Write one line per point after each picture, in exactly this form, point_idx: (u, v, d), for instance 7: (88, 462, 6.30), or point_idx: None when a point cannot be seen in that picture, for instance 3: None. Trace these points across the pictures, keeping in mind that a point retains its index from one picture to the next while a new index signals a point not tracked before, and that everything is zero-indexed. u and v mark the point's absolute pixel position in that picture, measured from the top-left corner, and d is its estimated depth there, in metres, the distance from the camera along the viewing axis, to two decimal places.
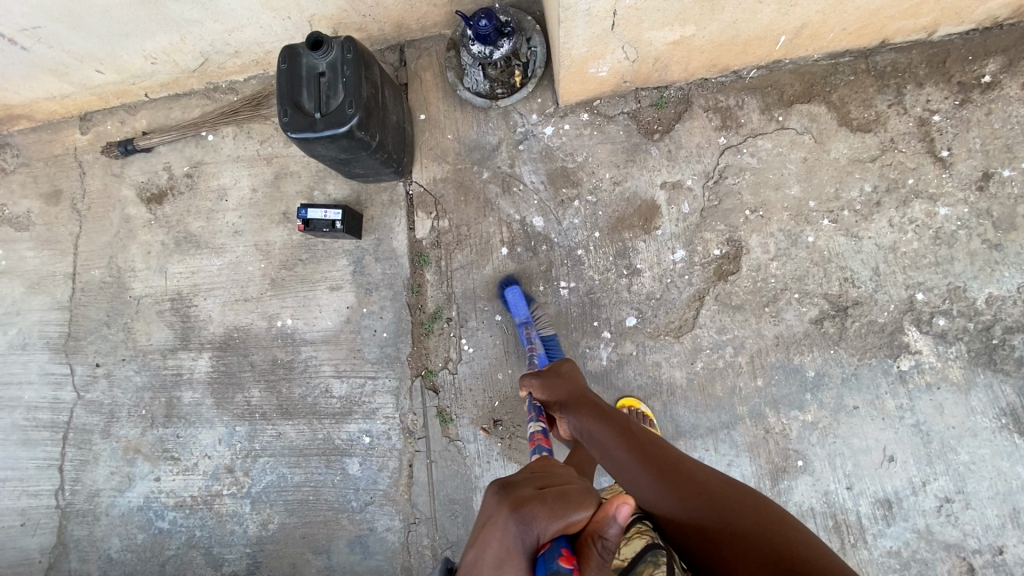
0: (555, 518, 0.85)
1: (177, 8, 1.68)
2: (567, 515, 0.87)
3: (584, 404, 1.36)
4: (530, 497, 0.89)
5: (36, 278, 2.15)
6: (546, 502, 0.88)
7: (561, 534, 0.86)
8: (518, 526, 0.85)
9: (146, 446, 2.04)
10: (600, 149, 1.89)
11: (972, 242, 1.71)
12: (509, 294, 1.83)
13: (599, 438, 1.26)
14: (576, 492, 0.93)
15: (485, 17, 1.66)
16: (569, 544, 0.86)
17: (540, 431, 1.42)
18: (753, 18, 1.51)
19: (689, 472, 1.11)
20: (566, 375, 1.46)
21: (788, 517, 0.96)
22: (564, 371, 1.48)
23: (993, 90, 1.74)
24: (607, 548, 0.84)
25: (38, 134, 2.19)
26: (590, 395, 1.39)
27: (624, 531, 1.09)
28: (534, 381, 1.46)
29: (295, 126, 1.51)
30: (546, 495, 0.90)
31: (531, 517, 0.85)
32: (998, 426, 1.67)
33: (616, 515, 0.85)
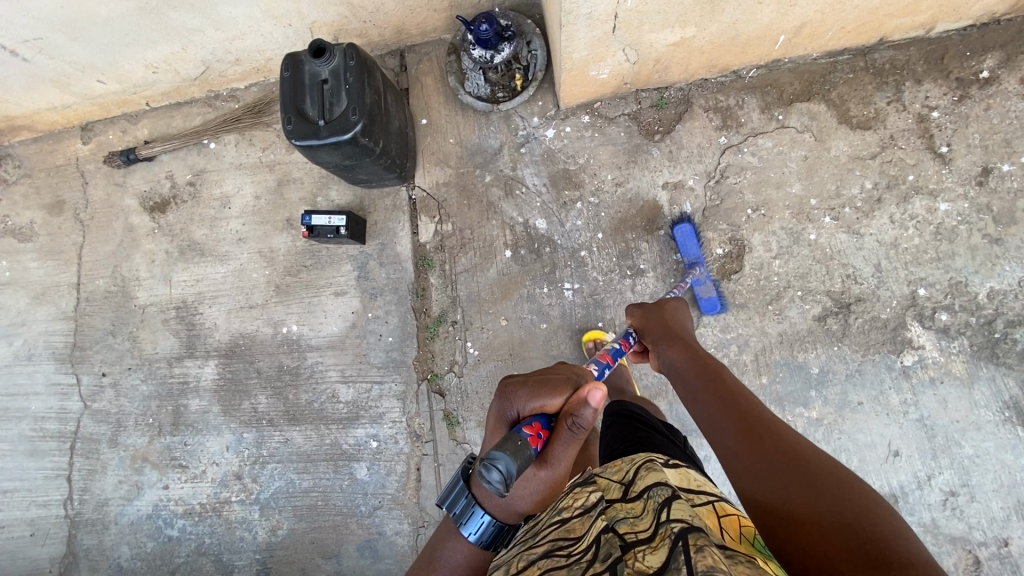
0: (530, 398, 1.03)
1: (179, 17, 1.69)
2: (543, 397, 1.03)
3: (681, 344, 1.34)
4: (517, 380, 1.10)
5: (41, 289, 2.16)
6: (526, 385, 1.06)
7: (538, 412, 1.02)
8: (503, 401, 1.08)
9: (154, 455, 2.04)
10: (602, 151, 1.90)
11: (973, 237, 1.73)
12: (679, 232, 1.78)
13: (689, 382, 1.23)
14: (559, 381, 1.08)
15: (486, 22, 1.67)
16: (545, 419, 1.01)
17: (609, 350, 1.44)
18: (752, 19, 1.52)
19: (776, 433, 1.01)
20: (666, 309, 1.47)
21: (883, 505, 0.82)
22: (667, 307, 1.47)
23: (991, 86, 1.75)
24: (576, 423, 0.97)
25: (40, 145, 2.19)
26: (689, 337, 1.37)
27: (649, 536, 0.78)
28: (636, 309, 1.51)
29: (299, 133, 1.52)
30: (530, 379, 1.09)
31: (512, 395, 1.06)
32: (1001, 419, 1.68)
33: (587, 398, 0.98)
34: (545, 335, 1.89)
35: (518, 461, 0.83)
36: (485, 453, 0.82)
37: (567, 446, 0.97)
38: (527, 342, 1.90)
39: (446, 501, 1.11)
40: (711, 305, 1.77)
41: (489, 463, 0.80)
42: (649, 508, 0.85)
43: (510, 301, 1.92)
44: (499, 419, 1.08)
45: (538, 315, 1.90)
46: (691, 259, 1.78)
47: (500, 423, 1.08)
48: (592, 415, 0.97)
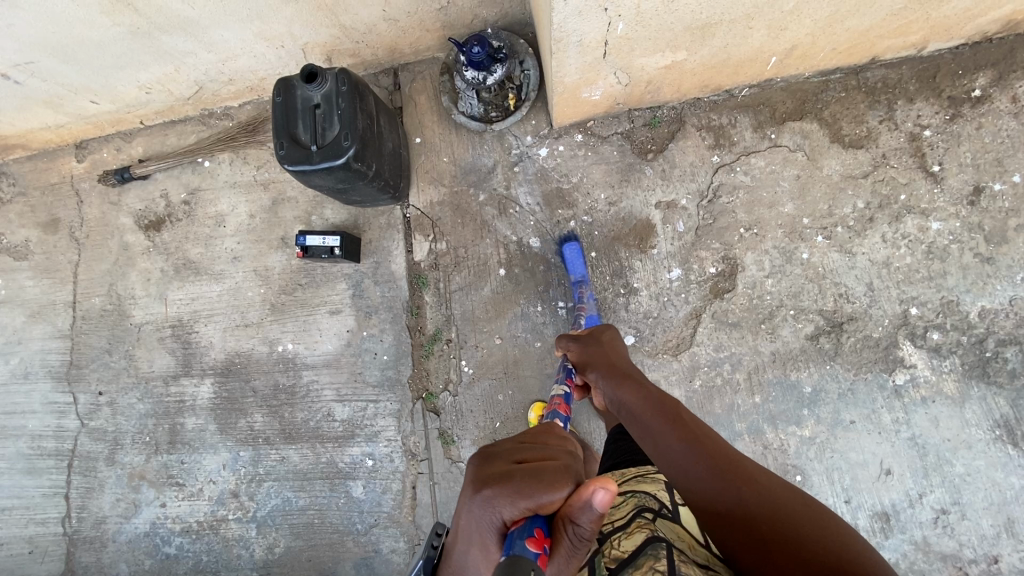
0: (519, 501, 0.80)
1: (170, 40, 1.68)
2: (537, 498, 0.80)
3: (631, 382, 1.30)
4: (500, 475, 0.84)
5: (37, 307, 2.16)
6: (512, 482, 0.82)
7: (532, 514, 0.81)
8: (483, 506, 0.82)
9: (151, 473, 2.05)
10: (595, 170, 1.90)
11: (964, 256, 1.73)
12: (567, 251, 1.84)
13: (644, 420, 1.17)
14: (551, 470, 0.85)
15: (478, 45, 1.66)
16: (542, 524, 0.81)
17: (561, 396, 1.45)
18: (743, 42, 1.52)
19: (742, 472, 0.98)
20: (605, 343, 1.48)
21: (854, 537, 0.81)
22: (605, 340, 1.49)
23: (984, 104, 1.75)
24: (579, 533, 0.79)
25: (34, 163, 2.19)
26: (634, 372, 1.35)
27: (626, 524, 1.04)
28: (571, 345, 1.51)
29: (291, 159, 1.52)
30: (516, 471, 0.84)
31: (496, 499, 0.81)
32: (992, 437, 1.69)
33: (591, 505, 0.76)
34: (539, 354, 1.90)
35: None
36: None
37: (566, 555, 0.81)
38: (521, 361, 1.90)
39: None
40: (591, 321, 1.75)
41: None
42: (629, 504, 1.10)
43: (504, 320, 1.92)
44: (478, 528, 0.82)
45: (532, 334, 1.90)
46: (577, 277, 1.84)
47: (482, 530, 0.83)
48: (597, 524, 0.77)
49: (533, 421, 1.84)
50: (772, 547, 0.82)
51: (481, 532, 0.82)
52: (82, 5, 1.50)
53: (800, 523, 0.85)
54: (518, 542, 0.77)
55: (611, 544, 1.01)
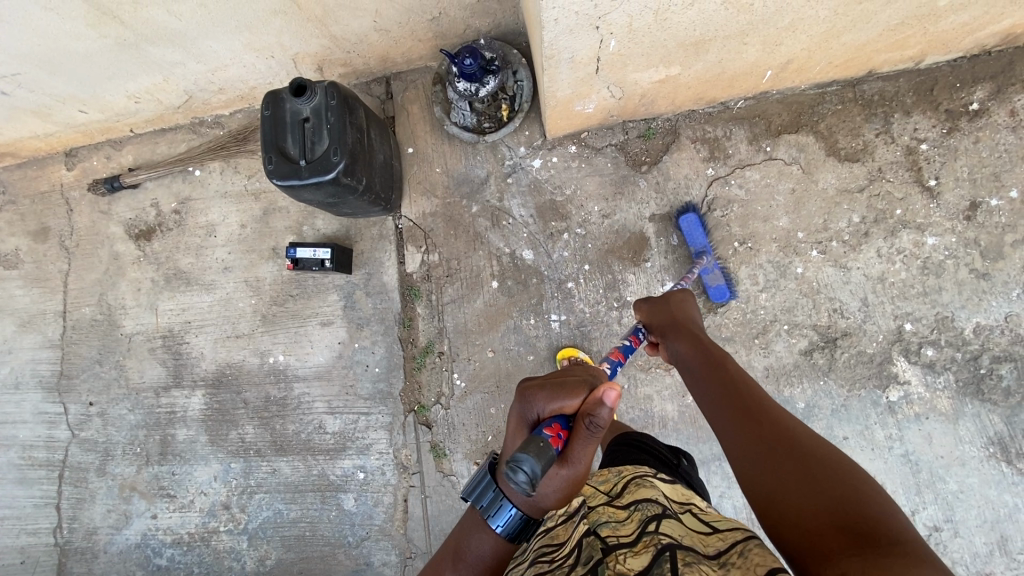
0: (549, 400, 1.06)
1: (158, 51, 1.66)
2: (560, 397, 1.05)
3: (690, 339, 1.32)
4: (537, 383, 1.11)
5: (26, 317, 2.15)
6: (544, 388, 1.08)
7: (557, 413, 1.05)
8: (523, 404, 1.10)
9: (142, 484, 2.05)
10: (589, 182, 1.88)
11: (960, 272, 1.72)
12: (685, 223, 1.79)
13: (693, 372, 1.23)
14: (576, 382, 1.10)
15: (470, 57, 1.64)
16: (565, 421, 1.04)
17: (619, 346, 1.49)
18: (738, 57, 1.50)
19: (775, 420, 1.01)
20: (674, 303, 1.45)
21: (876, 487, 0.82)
22: (674, 300, 1.45)
23: (981, 118, 1.73)
24: (592, 424, 0.99)
25: (24, 171, 2.17)
26: (696, 329, 1.36)
27: (631, 539, 0.88)
28: (643, 305, 1.49)
29: (280, 174, 1.50)
30: (548, 382, 1.11)
31: (532, 397, 1.08)
32: (986, 454, 1.68)
33: (601, 398, 0.99)
34: (532, 367, 1.88)
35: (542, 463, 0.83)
36: (510, 455, 0.82)
37: (585, 445, 1.01)
38: (513, 374, 1.89)
39: (473, 494, 1.22)
40: (720, 292, 1.77)
41: (515, 465, 0.80)
42: (634, 517, 0.94)
43: (497, 332, 1.91)
44: (519, 422, 1.10)
45: (525, 347, 1.89)
46: (697, 248, 1.77)
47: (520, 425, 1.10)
48: (608, 415, 0.98)
49: None
50: (792, 493, 0.85)
51: (522, 425, 1.10)
52: (67, 18, 1.48)
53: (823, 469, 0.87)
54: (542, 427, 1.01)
55: (613, 558, 0.84)
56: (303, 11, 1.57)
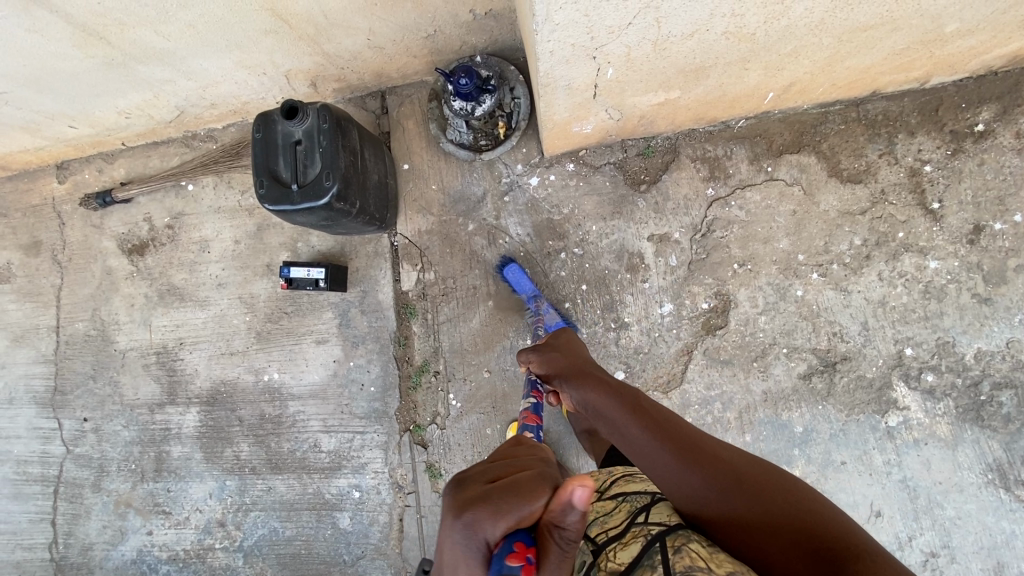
0: (499, 518, 0.67)
1: (147, 70, 1.63)
2: (517, 512, 0.68)
3: (589, 378, 1.24)
4: (475, 494, 0.70)
5: (20, 331, 2.13)
6: (489, 497, 0.69)
7: (515, 531, 0.69)
8: (461, 532, 0.68)
9: (137, 500, 2.04)
10: (587, 201, 1.86)
11: (961, 297, 1.70)
12: (510, 273, 1.83)
13: (607, 412, 1.13)
14: (530, 478, 0.73)
15: (466, 76, 1.60)
16: (527, 537, 0.69)
17: (529, 407, 1.42)
18: (739, 81, 1.46)
19: (707, 450, 0.98)
20: (566, 349, 1.39)
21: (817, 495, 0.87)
22: (563, 343, 1.41)
23: (986, 139, 1.70)
24: (566, 539, 0.69)
25: (15, 183, 2.15)
26: (591, 369, 1.29)
27: (619, 531, 1.03)
28: (531, 356, 1.40)
29: (271, 198, 1.47)
30: (493, 489, 0.71)
31: (473, 520, 0.67)
32: (984, 481, 1.67)
33: (572, 501, 0.67)
34: None
35: None
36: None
37: (559, 564, 0.71)
38: (510, 394, 1.88)
39: None
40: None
41: None
42: (622, 509, 1.09)
43: (492, 353, 1.89)
44: (459, 561, 0.69)
45: (521, 368, 1.87)
46: (527, 294, 1.82)
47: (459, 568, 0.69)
48: (580, 526, 0.68)
49: None
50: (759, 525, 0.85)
51: (461, 564, 0.69)
52: (52, 39, 1.44)
53: (765, 492, 0.88)
54: (502, 563, 0.65)
55: (607, 555, 1.00)
56: (294, 30, 1.53)
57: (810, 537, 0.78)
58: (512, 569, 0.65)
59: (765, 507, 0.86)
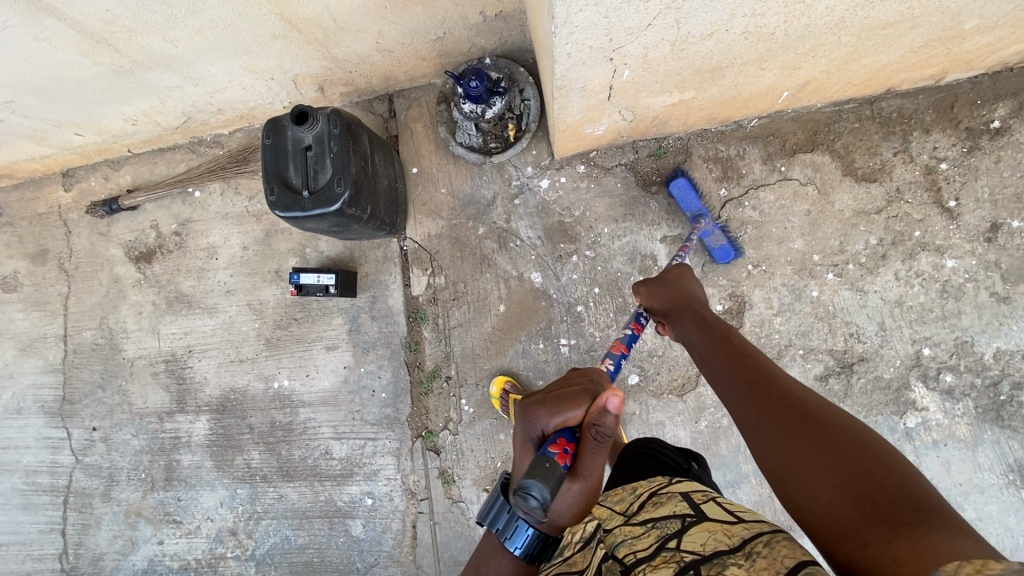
0: (551, 415, 1.07)
1: (155, 76, 1.61)
2: (562, 411, 1.06)
3: (687, 313, 1.28)
4: (537, 400, 1.12)
5: (27, 340, 2.12)
6: (546, 404, 1.09)
7: (562, 427, 1.06)
8: (526, 422, 1.11)
9: (147, 510, 2.03)
10: (598, 203, 1.84)
11: (980, 296, 1.68)
12: (675, 187, 1.75)
13: (696, 345, 1.19)
14: (575, 392, 1.10)
15: (476, 79, 1.58)
16: (568, 433, 1.05)
17: (624, 337, 1.46)
18: (754, 81, 1.44)
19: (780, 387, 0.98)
20: (672, 282, 1.40)
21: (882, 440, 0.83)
22: (672, 278, 1.41)
23: (1003, 136, 1.68)
24: (600, 433, 1.00)
25: (21, 192, 2.13)
26: (694, 302, 1.32)
27: (651, 556, 0.92)
28: (642, 290, 1.43)
29: (283, 205, 1.46)
30: (550, 396, 1.11)
31: (534, 416, 1.09)
32: (1005, 482, 1.65)
33: (606, 407, 0.99)
34: None
35: (551, 484, 0.87)
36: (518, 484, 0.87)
37: (595, 454, 1.02)
38: None
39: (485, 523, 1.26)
40: (724, 253, 1.74)
41: (524, 492, 0.86)
42: (652, 534, 0.98)
43: (505, 357, 1.87)
44: (526, 439, 1.11)
45: (534, 372, 1.85)
46: (692, 213, 1.74)
47: (527, 443, 1.11)
48: (612, 423, 0.98)
49: (493, 395, 1.84)
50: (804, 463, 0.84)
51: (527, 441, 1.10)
52: (59, 47, 1.43)
53: (830, 430, 0.86)
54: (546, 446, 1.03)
55: None
56: (304, 34, 1.51)
57: (859, 482, 0.77)
58: (549, 449, 1.01)
59: (821, 440, 0.85)
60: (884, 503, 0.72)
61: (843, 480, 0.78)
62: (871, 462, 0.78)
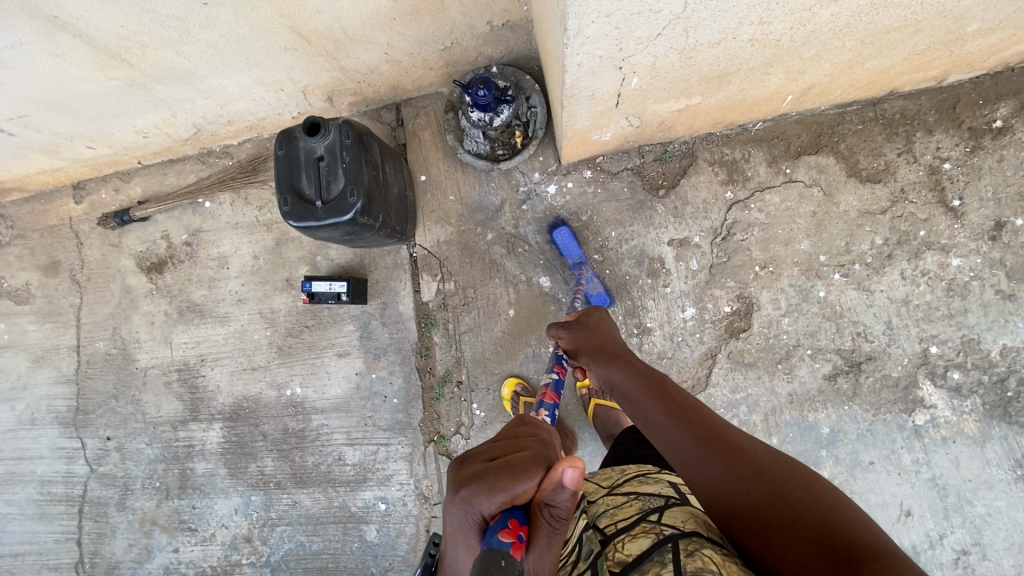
0: (495, 494, 0.76)
1: (167, 89, 1.63)
2: (508, 487, 0.76)
3: (617, 360, 1.23)
4: (472, 470, 0.80)
5: (40, 351, 2.14)
6: (486, 475, 0.78)
7: (508, 506, 0.77)
8: (460, 505, 0.79)
9: (162, 518, 2.04)
10: (606, 207, 1.86)
11: (985, 293, 1.70)
12: (557, 236, 1.85)
13: (632, 397, 1.13)
14: (525, 458, 0.79)
15: (484, 87, 1.59)
16: (520, 513, 0.78)
17: (550, 385, 1.42)
18: (760, 86, 1.46)
19: (731, 442, 0.96)
20: (595, 327, 1.35)
21: (845, 497, 0.82)
22: (594, 323, 1.36)
23: (1005, 136, 1.70)
24: (556, 515, 0.77)
25: (32, 205, 2.15)
26: (621, 350, 1.27)
27: (631, 527, 1.00)
28: (561, 332, 1.35)
29: (297, 215, 1.48)
30: (487, 464, 0.80)
31: (470, 496, 0.77)
32: (1014, 477, 1.67)
33: (562, 481, 0.73)
34: None
35: None
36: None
37: (549, 541, 0.79)
38: None
39: None
40: (602, 299, 1.82)
41: None
42: (634, 506, 1.07)
43: (515, 361, 1.89)
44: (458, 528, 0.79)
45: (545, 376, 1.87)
46: (574, 260, 1.84)
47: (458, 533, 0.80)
48: (573, 503, 0.75)
49: (505, 396, 1.87)
50: (777, 529, 0.81)
51: (464, 531, 0.80)
52: (74, 63, 1.45)
53: (792, 494, 0.84)
54: (494, 537, 0.74)
55: (615, 546, 0.98)
56: (313, 46, 1.53)
57: (837, 547, 0.73)
58: (500, 542, 0.73)
59: (787, 505, 0.82)
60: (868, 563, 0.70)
61: (822, 547, 0.74)
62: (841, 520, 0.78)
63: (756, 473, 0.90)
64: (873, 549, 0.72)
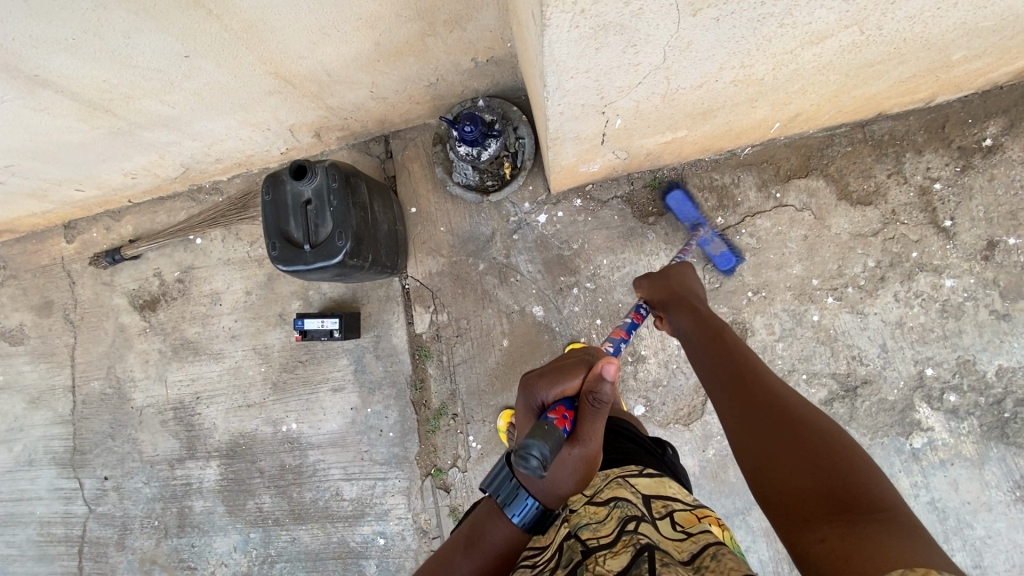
0: (549, 386, 1.07)
1: (153, 134, 1.63)
2: (560, 382, 1.06)
3: (682, 304, 1.33)
4: (536, 375, 1.12)
5: (36, 393, 2.14)
6: (544, 376, 1.10)
7: (561, 397, 1.06)
8: (528, 394, 1.11)
9: (162, 557, 2.04)
10: (597, 235, 1.85)
11: (979, 314, 1.69)
12: (673, 200, 1.79)
13: (690, 338, 1.24)
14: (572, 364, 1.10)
15: (470, 123, 1.59)
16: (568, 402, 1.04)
17: (623, 325, 1.47)
18: (746, 117, 1.45)
19: (765, 385, 1.03)
20: (673, 277, 1.43)
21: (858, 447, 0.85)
22: (673, 274, 1.44)
23: (995, 154, 1.69)
24: (598, 400, 0.98)
25: (23, 245, 2.15)
26: (688, 294, 1.38)
27: (612, 539, 0.85)
28: (642, 283, 1.46)
29: (285, 259, 1.48)
30: (546, 370, 1.12)
31: (533, 388, 1.09)
32: (1013, 499, 1.66)
33: (603, 375, 0.98)
34: None
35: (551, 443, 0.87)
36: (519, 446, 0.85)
37: (596, 422, 1.00)
38: None
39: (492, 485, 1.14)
40: (726, 259, 1.75)
41: (525, 452, 0.84)
42: (614, 515, 0.92)
43: (510, 391, 1.88)
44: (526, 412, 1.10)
45: None
46: (691, 222, 1.78)
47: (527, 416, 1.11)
48: (611, 391, 0.97)
49: (500, 429, 1.86)
50: (781, 454, 0.87)
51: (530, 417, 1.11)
52: (58, 116, 1.44)
53: (808, 433, 0.89)
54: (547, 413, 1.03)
55: (593, 558, 0.81)
56: (298, 89, 1.53)
57: (833, 484, 0.78)
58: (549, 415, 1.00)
59: (797, 438, 0.89)
60: (861, 505, 0.74)
61: (818, 480, 0.80)
62: (846, 463, 0.81)
63: (784, 420, 0.93)
64: (869, 499, 0.75)
